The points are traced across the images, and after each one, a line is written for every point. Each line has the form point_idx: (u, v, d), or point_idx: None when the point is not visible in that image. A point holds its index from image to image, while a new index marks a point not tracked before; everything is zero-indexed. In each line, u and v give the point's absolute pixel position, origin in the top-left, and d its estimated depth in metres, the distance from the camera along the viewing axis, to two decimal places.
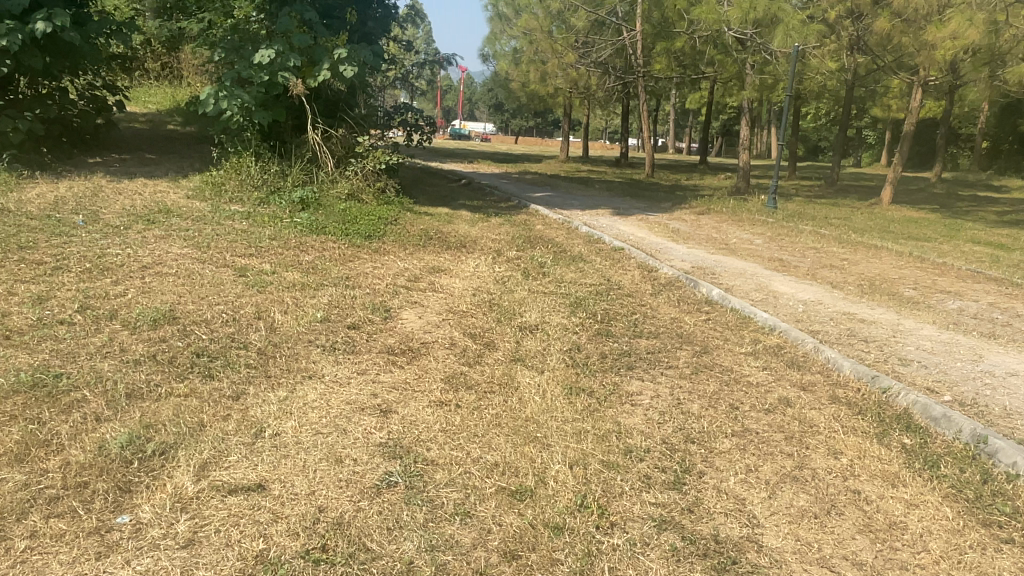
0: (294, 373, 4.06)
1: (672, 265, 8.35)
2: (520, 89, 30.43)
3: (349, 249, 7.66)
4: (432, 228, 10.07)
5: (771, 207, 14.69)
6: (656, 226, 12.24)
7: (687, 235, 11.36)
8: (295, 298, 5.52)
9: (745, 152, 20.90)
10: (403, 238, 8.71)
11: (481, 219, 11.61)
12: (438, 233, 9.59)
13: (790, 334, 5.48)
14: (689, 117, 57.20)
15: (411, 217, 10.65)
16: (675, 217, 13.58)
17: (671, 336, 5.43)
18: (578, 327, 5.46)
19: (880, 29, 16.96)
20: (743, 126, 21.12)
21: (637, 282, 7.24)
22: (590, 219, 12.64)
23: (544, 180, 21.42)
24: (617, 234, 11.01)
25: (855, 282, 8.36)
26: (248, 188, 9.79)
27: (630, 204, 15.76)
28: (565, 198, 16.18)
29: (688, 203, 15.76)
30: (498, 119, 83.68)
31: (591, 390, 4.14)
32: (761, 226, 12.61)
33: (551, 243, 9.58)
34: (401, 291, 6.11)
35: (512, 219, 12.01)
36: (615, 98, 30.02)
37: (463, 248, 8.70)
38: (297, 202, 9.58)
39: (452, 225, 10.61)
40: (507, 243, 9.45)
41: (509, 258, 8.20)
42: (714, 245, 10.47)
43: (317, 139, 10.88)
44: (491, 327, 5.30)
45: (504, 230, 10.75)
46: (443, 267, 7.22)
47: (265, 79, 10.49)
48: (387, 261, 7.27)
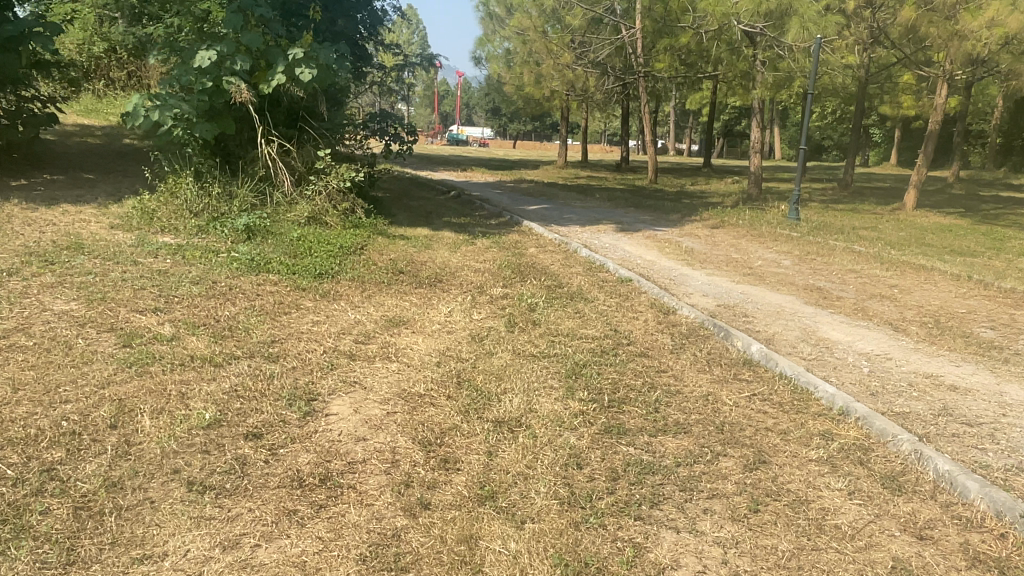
0: (119, 555, 2.54)
1: (692, 302, 6.81)
2: (514, 92, 28.92)
3: (291, 293, 6.14)
4: (405, 255, 8.55)
5: (793, 217, 12.96)
6: (666, 244, 10.71)
7: (702, 256, 9.84)
8: (183, 387, 3.97)
9: (757, 156, 19.39)
10: (366, 272, 7.22)
11: (465, 241, 10.12)
12: (412, 263, 8.11)
13: (874, 422, 3.94)
14: (690, 118, 55.65)
15: (382, 242, 9.15)
16: (686, 232, 12.07)
17: (708, 430, 3.89)
18: (576, 417, 3.93)
19: (906, 19, 15.46)
20: (753, 127, 19.62)
21: (651, 333, 5.70)
22: (590, 238, 11.13)
23: (540, 190, 19.92)
24: (622, 257, 9.48)
25: (916, 319, 6.83)
26: (185, 214, 8.27)
27: (635, 216, 14.23)
28: (563, 211, 14.64)
29: (699, 215, 14.26)
30: (495, 124, 82.19)
31: (598, 568, 2.60)
32: (785, 242, 11.09)
33: (544, 273, 8.08)
34: (340, 361, 4.58)
35: (502, 240, 10.53)
36: (614, 100, 28.52)
37: (439, 284, 7.22)
38: (242, 231, 7.98)
39: (430, 250, 9.12)
40: (493, 273, 7.97)
41: (492, 298, 6.72)
42: (735, 269, 8.95)
43: (271, 154, 9.36)
44: (455, 424, 3.76)
45: (492, 254, 9.28)
46: (405, 317, 5.70)
47: (208, 86, 8.93)
48: (335, 310, 5.74)
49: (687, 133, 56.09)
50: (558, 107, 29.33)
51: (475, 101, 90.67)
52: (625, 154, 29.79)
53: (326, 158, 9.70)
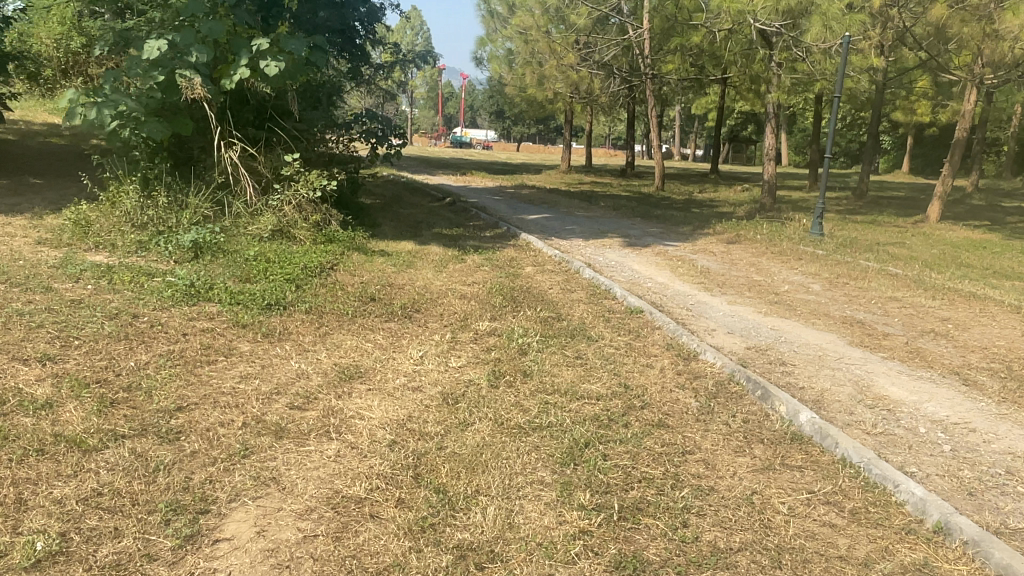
0: None
1: (716, 342, 5.64)
2: (516, 93, 27.77)
3: (227, 332, 5.00)
4: (380, 276, 7.42)
5: (817, 233, 11.75)
6: (678, 262, 9.55)
7: (720, 277, 8.70)
8: (24, 492, 2.83)
9: (771, 164, 18.26)
10: (327, 300, 6.09)
11: (453, 258, 9.00)
12: (388, 286, 7.00)
13: (992, 554, 2.83)
14: (696, 121, 54.47)
15: (357, 260, 8.03)
16: (699, 248, 10.93)
17: (758, 564, 2.75)
18: (574, 543, 2.78)
19: (938, 18, 14.26)
20: (768, 133, 18.49)
21: (670, 390, 4.54)
22: (593, 255, 9.97)
23: (541, 197, 18.79)
24: (629, 278, 8.31)
25: (985, 366, 5.68)
26: (126, 229, 7.17)
27: (642, 228, 13.07)
28: (564, 221, 13.50)
29: (712, 227, 13.11)
30: (497, 126, 81.10)
31: None
32: (811, 260, 9.93)
33: (539, 300, 6.95)
34: (260, 442, 3.42)
35: (496, 256, 9.41)
36: (619, 103, 27.38)
37: (414, 315, 6.08)
38: (189, 248, 6.87)
39: (411, 270, 8.00)
40: (480, 299, 6.84)
41: (475, 335, 5.58)
42: (759, 294, 7.81)
43: (232, 159, 8.25)
44: (398, 558, 2.62)
45: (482, 274, 8.15)
46: (362, 366, 4.55)
47: (159, 80, 7.80)
48: (275, 357, 4.60)
49: (693, 138, 54.88)
50: (561, 110, 28.19)
51: (477, 103, 89.57)
52: (630, 159, 28.66)
53: (295, 164, 8.58)
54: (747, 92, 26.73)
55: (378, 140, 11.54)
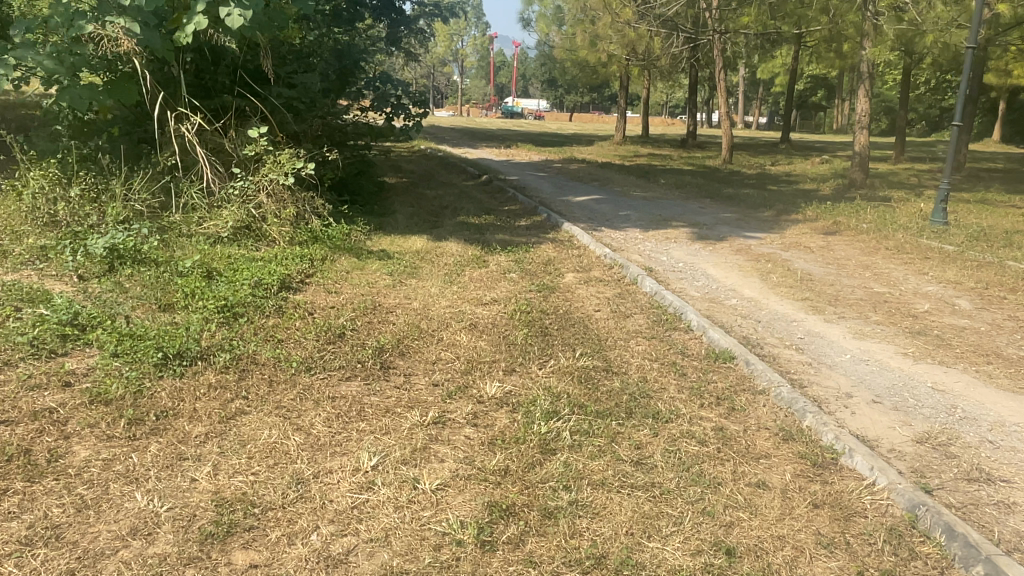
0: None
1: (862, 425, 3.53)
2: (566, 57, 25.34)
3: (69, 419, 3.11)
4: (366, 293, 5.50)
5: (938, 221, 9.31)
6: (764, 264, 7.36)
7: (825, 288, 6.51)
8: None
9: (862, 134, 15.61)
10: (268, 344, 4.20)
11: (473, 260, 7.03)
12: (373, 312, 5.08)
13: None
14: (761, 87, 50.92)
15: (342, 266, 6.14)
16: (788, 242, 8.68)
17: None
18: None
19: None
20: (860, 97, 15.72)
21: (811, 563, 2.49)
22: (653, 254, 7.83)
23: (593, 173, 16.59)
24: (704, 292, 6.18)
25: None
26: (28, 230, 5.37)
27: (712, 213, 10.84)
28: (618, 205, 11.37)
29: (799, 212, 10.79)
30: (550, 95, 78.25)
31: None
32: (944, 262, 7.59)
33: (580, 334, 4.92)
34: None
35: (528, 256, 7.41)
36: (681, 66, 24.71)
37: (392, 367, 4.14)
38: (104, 256, 5.05)
39: (413, 280, 6.07)
40: (497, 333, 4.86)
41: (473, 413, 3.60)
42: (890, 319, 5.61)
43: (188, 134, 6.39)
44: None
45: (507, 286, 6.16)
46: (256, 499, 2.62)
47: (86, 32, 5.90)
48: (112, 480, 2.69)
49: (757, 105, 51.21)
50: (616, 75, 25.65)
51: (530, 72, 86.68)
52: (691, 129, 26.03)
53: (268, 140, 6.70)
54: (827, 51, 23.72)
55: (392, 109, 9.54)
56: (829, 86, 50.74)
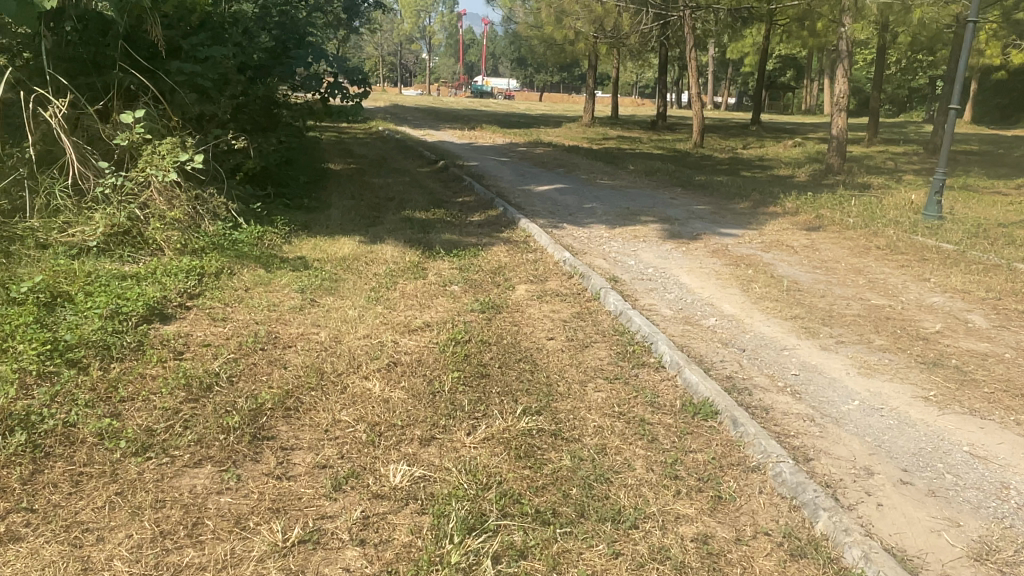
0: None
1: (898, 531, 2.58)
2: (531, 34, 24.15)
3: None
4: (262, 319, 4.43)
5: (932, 215, 8.42)
6: (743, 269, 6.43)
7: (815, 300, 5.59)
8: None
9: (841, 117, 14.75)
10: (100, 408, 3.17)
11: (408, 269, 5.97)
12: (265, 348, 4.03)
13: None
14: (732, 66, 50.16)
15: (242, 281, 5.06)
16: (769, 241, 7.75)
17: None
18: None
19: None
20: (838, 77, 14.81)
21: None
22: (619, 257, 6.85)
23: (558, 158, 15.57)
24: (678, 309, 5.20)
25: None
26: None
27: (684, 204, 9.89)
28: (582, 195, 10.36)
29: (777, 203, 9.88)
30: (520, 73, 76.80)
31: None
32: (946, 265, 6.71)
33: (525, 375, 3.92)
34: None
35: (475, 262, 6.39)
36: (650, 45, 23.67)
37: (268, 438, 3.11)
38: None
39: (329, 298, 5.01)
40: (419, 376, 3.84)
41: (364, 520, 2.58)
42: (898, 345, 4.69)
43: (52, 120, 5.29)
44: None
45: (442, 304, 5.13)
46: None
47: None
48: None
49: (727, 86, 50.43)
50: (584, 53, 24.57)
51: (499, 50, 85.02)
52: (661, 110, 25.07)
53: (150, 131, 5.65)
54: (801, 29, 22.83)
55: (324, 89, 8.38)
56: (800, 66, 50.12)
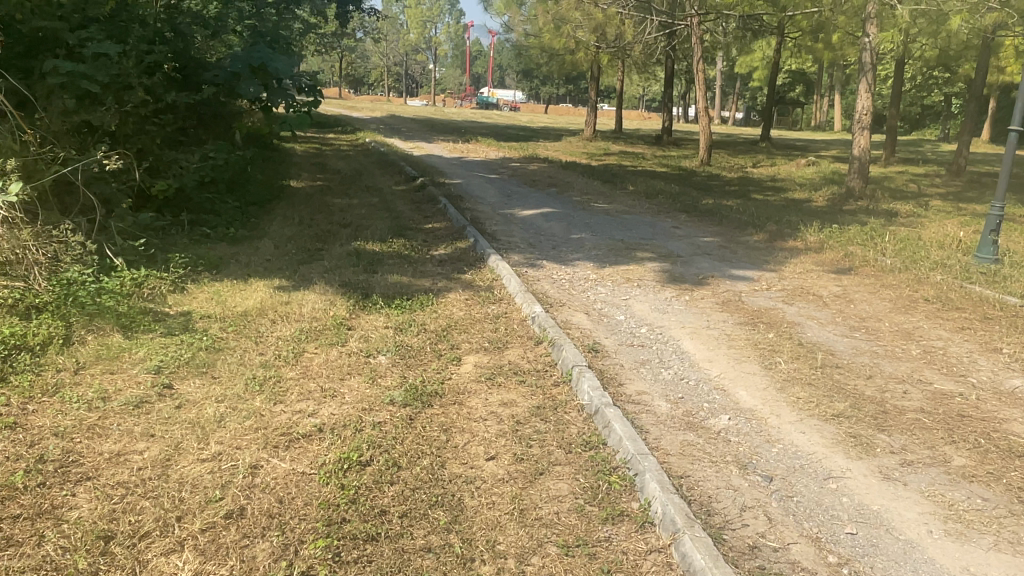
0: None
1: None
2: (529, 44, 22.84)
3: None
4: (70, 424, 3.07)
5: (988, 257, 7.02)
6: (761, 331, 5.03)
7: (859, 386, 4.19)
8: None
9: (863, 136, 13.35)
10: None
11: (327, 329, 4.59)
12: (44, 486, 2.67)
13: None
14: (741, 80, 48.90)
15: (75, 356, 3.70)
16: (791, 288, 6.35)
17: None
18: None
19: None
20: (861, 91, 13.41)
21: None
22: (606, 310, 5.45)
23: (551, 176, 14.21)
24: (676, 402, 3.81)
25: None
26: None
27: (689, 236, 8.52)
28: (571, 223, 8.99)
29: (797, 237, 8.47)
30: (525, 85, 75.67)
31: None
32: (1019, 329, 5.29)
33: (435, 541, 2.53)
34: None
35: (420, 316, 5.01)
36: (655, 56, 22.35)
37: None
38: None
39: (194, 381, 3.63)
40: (266, 542, 2.47)
41: None
42: (989, 471, 3.29)
43: None
44: None
45: (355, 390, 3.74)
46: None
47: None
48: None
49: (734, 100, 49.08)
50: (585, 65, 23.29)
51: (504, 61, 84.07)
52: (667, 125, 23.70)
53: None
54: (815, 42, 21.54)
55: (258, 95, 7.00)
56: (810, 81, 48.83)
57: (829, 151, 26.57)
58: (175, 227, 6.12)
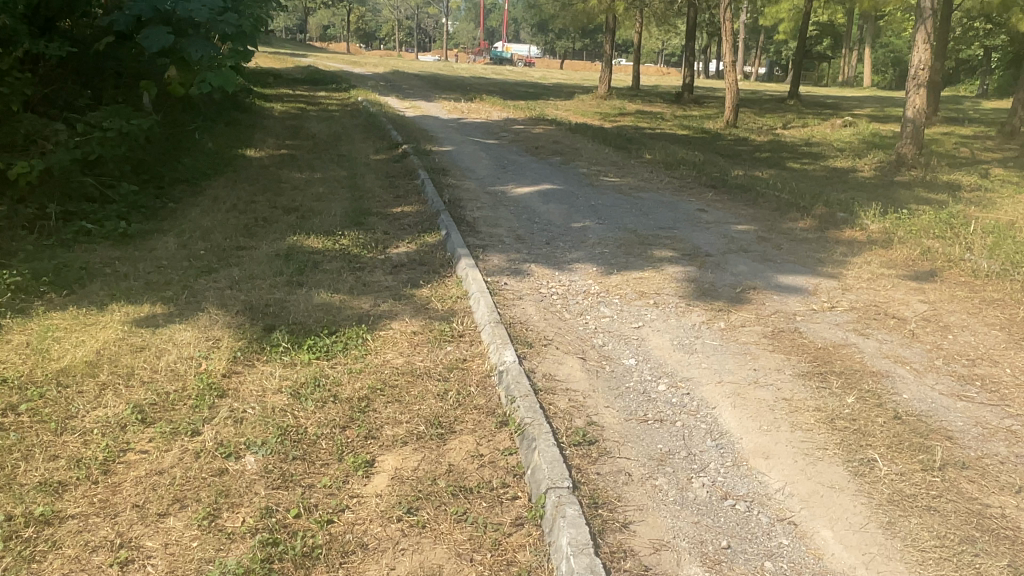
0: None
1: None
2: None
3: None
4: None
5: None
6: (835, 393, 3.44)
7: (1011, 514, 2.61)
8: None
9: (919, 95, 11.46)
10: None
11: (186, 397, 3.06)
12: None
13: None
14: (765, 33, 46.23)
15: None
16: (863, 307, 4.72)
17: None
18: None
19: None
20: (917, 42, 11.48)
21: None
22: (609, 351, 3.88)
23: (557, 141, 12.49)
24: (717, 562, 2.26)
25: None
26: None
27: (718, 222, 6.88)
28: (574, 205, 7.35)
29: (855, 225, 6.78)
30: (539, 39, 72.78)
31: None
32: None
33: None
34: None
35: (338, 366, 3.46)
36: (676, 5, 20.28)
37: None
38: None
39: None
40: None
41: None
42: None
43: None
44: None
45: (172, 544, 2.22)
46: None
47: None
48: None
49: (758, 54, 46.41)
50: (600, 14, 21.25)
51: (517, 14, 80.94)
52: (688, 81, 21.66)
53: None
54: None
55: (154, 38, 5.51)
56: (839, 34, 46.03)
57: (864, 110, 24.43)
58: (30, 230, 4.67)
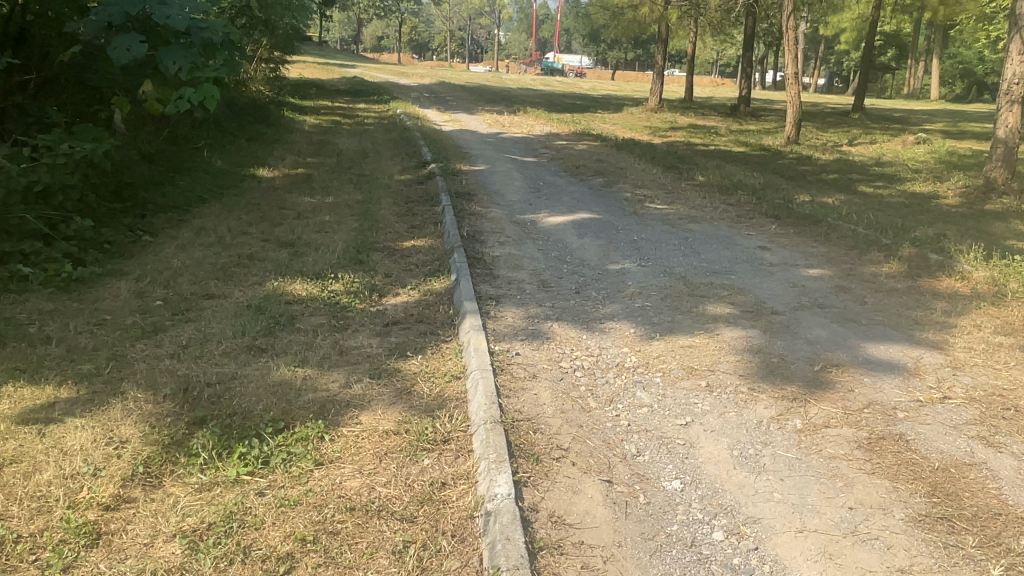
0: None
1: None
2: None
3: None
4: None
5: None
6: (973, 559, 2.38)
7: None
8: None
9: (1012, 112, 10.12)
10: None
11: (38, 549, 2.20)
12: None
13: None
14: (825, 43, 44.39)
15: None
16: (984, 398, 3.61)
17: None
18: None
19: None
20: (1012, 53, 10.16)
21: None
22: (646, 466, 2.88)
23: (600, 160, 11.50)
24: None
25: None
26: None
27: (784, 264, 5.79)
28: (614, 240, 6.34)
29: (953, 273, 5.62)
30: (590, 50, 71.85)
31: None
32: None
33: None
34: None
35: (270, 491, 2.54)
36: (734, 14, 19.13)
37: None
38: None
39: None
40: None
41: None
42: None
43: None
44: None
45: None
46: None
47: None
48: None
49: (817, 65, 44.61)
50: (652, 23, 20.20)
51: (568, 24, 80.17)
52: (744, 94, 20.39)
53: None
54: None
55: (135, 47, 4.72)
56: (905, 44, 43.92)
57: (936, 125, 22.72)
58: None
